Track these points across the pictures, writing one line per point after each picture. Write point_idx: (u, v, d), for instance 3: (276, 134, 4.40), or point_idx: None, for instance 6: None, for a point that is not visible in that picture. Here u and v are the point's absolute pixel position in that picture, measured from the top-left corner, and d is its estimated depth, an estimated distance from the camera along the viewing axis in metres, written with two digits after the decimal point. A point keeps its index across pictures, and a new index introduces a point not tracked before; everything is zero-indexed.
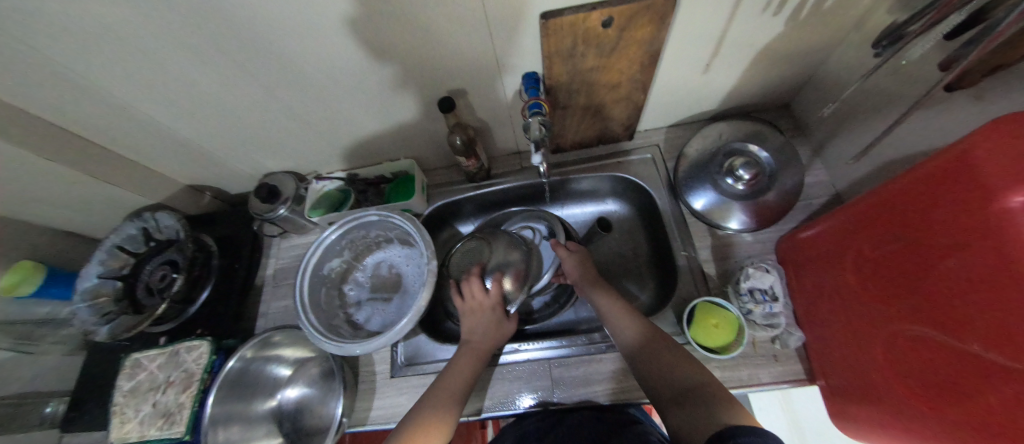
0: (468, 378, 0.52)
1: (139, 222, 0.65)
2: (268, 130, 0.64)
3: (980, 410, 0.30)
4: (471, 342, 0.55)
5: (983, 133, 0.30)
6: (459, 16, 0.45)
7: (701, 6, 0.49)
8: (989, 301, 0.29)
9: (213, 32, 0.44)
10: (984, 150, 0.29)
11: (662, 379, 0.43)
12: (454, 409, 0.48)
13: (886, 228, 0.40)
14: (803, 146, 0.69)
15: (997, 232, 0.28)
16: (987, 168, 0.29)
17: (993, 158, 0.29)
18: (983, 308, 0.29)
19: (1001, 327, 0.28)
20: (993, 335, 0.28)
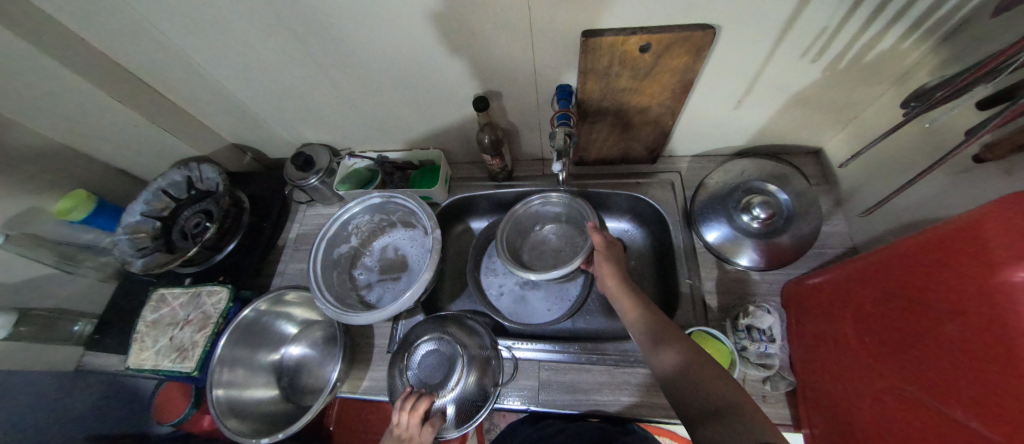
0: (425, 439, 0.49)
1: (184, 171, 0.70)
2: (313, 105, 0.68)
3: None
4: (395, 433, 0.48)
5: (994, 206, 0.31)
6: (505, 22, 0.48)
7: (739, 45, 0.51)
8: (983, 371, 0.30)
9: (282, 8, 0.48)
10: (993, 224, 0.31)
11: (694, 394, 0.38)
12: None
13: (886, 286, 0.41)
14: (826, 195, 0.69)
15: (996, 305, 0.30)
16: (993, 241, 0.30)
17: (1001, 232, 0.30)
18: (976, 376, 0.31)
19: (995, 397, 0.29)
20: (984, 404, 0.30)
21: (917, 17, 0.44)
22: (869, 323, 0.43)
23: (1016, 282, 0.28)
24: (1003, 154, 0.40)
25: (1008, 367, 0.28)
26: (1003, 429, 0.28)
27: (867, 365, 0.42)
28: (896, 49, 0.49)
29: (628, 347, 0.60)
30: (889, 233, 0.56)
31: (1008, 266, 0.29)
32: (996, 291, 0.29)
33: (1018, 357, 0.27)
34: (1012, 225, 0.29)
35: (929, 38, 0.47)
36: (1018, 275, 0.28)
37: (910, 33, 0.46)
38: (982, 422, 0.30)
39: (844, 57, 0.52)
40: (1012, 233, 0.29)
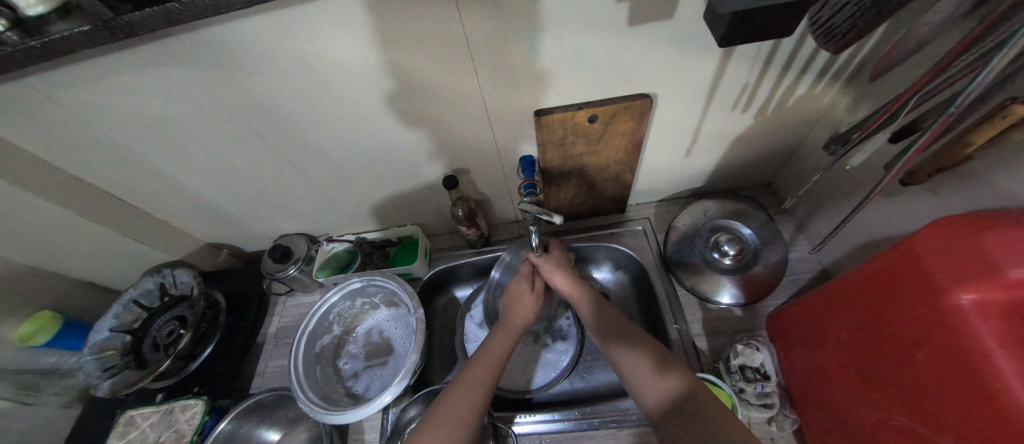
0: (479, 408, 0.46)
1: (157, 278, 0.68)
2: (288, 197, 0.70)
3: None
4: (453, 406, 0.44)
5: (926, 232, 0.35)
6: (462, 106, 0.53)
7: (678, 104, 0.56)
8: (959, 394, 0.31)
9: (255, 117, 0.52)
10: (929, 249, 0.34)
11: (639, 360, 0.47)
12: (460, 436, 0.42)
13: (852, 315, 0.43)
14: (787, 222, 0.72)
15: (951, 326, 0.32)
16: (933, 265, 0.33)
17: (937, 256, 0.33)
18: (955, 400, 0.32)
19: (979, 421, 0.30)
20: (969, 430, 0.30)
21: (818, 68, 0.50)
22: (846, 352, 0.44)
23: (965, 304, 0.31)
24: (925, 177, 0.44)
25: (983, 388, 0.29)
26: None
27: (857, 395, 0.43)
28: (811, 94, 0.55)
29: (627, 405, 0.58)
30: (850, 254, 0.59)
31: (952, 289, 0.31)
32: (949, 313, 0.32)
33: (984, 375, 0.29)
34: (949, 252, 0.32)
35: (836, 84, 0.53)
36: (965, 297, 0.31)
37: (817, 81, 0.53)
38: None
39: (770, 106, 0.58)
40: (949, 255, 0.32)
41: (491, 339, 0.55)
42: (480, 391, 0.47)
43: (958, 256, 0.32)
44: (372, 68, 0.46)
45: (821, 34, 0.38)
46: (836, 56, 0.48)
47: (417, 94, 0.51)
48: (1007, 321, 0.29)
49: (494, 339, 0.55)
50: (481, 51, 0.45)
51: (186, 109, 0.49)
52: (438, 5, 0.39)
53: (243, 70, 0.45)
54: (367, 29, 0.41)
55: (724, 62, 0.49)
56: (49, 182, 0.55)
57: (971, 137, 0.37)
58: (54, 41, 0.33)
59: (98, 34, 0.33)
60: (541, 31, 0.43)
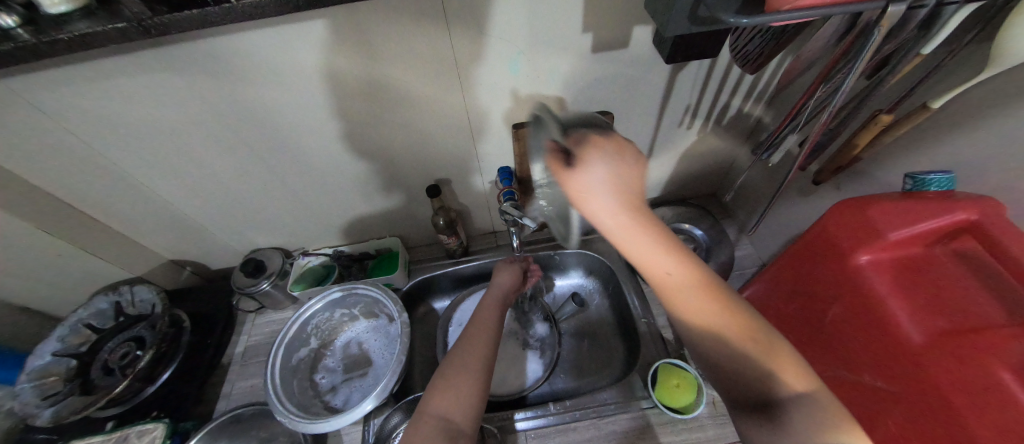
0: (486, 359, 0.47)
1: (113, 296, 0.64)
2: (265, 208, 0.69)
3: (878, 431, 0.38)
4: (465, 354, 0.46)
5: (830, 214, 0.45)
6: (448, 120, 0.59)
7: (635, 121, 0.66)
8: (866, 335, 0.40)
9: (244, 125, 0.54)
10: (833, 224, 0.44)
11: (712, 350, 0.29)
12: (475, 383, 0.43)
13: (785, 288, 0.52)
14: (731, 225, 0.83)
15: (854, 283, 0.41)
16: (837, 236, 0.43)
17: (839, 229, 0.43)
18: (863, 341, 0.40)
19: (882, 356, 0.38)
20: (876, 364, 0.38)
21: (743, 91, 0.62)
22: (783, 324, 0.52)
23: (863, 262, 0.40)
24: (830, 175, 0.55)
25: (881, 327, 0.38)
26: (898, 378, 0.36)
27: None
28: (739, 113, 0.67)
29: (605, 396, 0.61)
30: (782, 247, 0.69)
31: (853, 253, 0.41)
32: (853, 271, 0.41)
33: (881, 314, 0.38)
34: (847, 225, 0.42)
35: (756, 106, 0.65)
36: (862, 257, 0.40)
37: (743, 103, 0.64)
38: (883, 381, 0.37)
39: (710, 123, 0.68)
40: (846, 227, 0.42)
41: (480, 310, 0.57)
42: (483, 346, 0.48)
43: (852, 228, 0.42)
44: (369, 81, 0.50)
45: (740, 59, 0.48)
46: (754, 83, 0.59)
47: (406, 106, 0.55)
48: (892, 274, 0.39)
49: (485, 307, 0.57)
50: (468, 68, 0.51)
51: (174, 115, 0.50)
52: (433, 27, 0.45)
53: (241, 79, 0.47)
54: (371, 47, 0.46)
55: (670, 85, 0.59)
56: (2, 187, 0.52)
57: (856, 140, 0.47)
58: (75, 36, 0.34)
59: (130, 30, 0.34)
60: (518, 54, 0.51)
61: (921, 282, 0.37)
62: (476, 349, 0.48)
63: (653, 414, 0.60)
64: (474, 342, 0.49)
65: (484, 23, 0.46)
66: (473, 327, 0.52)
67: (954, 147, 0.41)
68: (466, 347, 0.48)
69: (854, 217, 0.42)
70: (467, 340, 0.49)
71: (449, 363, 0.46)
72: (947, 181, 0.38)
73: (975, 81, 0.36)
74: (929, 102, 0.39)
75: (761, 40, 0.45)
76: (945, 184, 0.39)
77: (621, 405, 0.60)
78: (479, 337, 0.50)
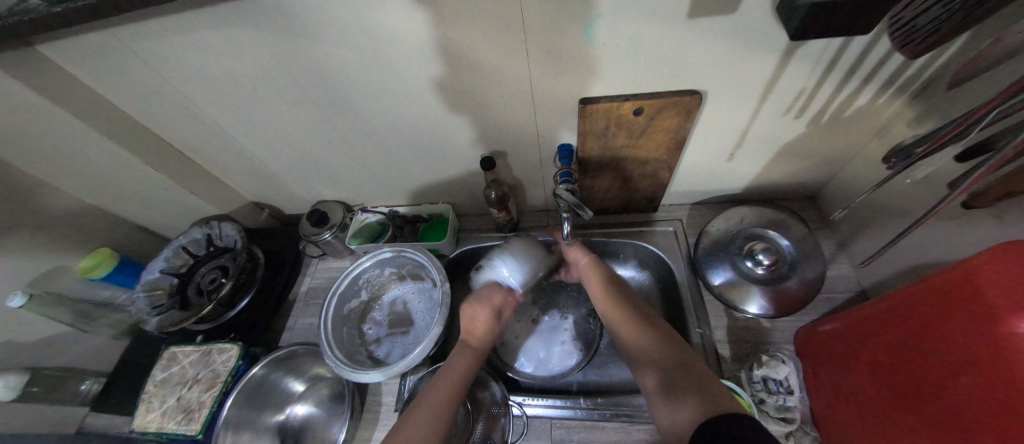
0: (430, 434, 0.45)
1: (205, 228, 0.73)
2: (329, 164, 0.73)
3: None
4: (405, 429, 0.45)
5: (988, 254, 0.33)
6: (510, 89, 0.54)
7: (727, 105, 0.55)
8: (1001, 423, 0.31)
9: (312, 83, 0.54)
10: (989, 271, 0.32)
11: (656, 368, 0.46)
12: None
13: (896, 332, 0.42)
14: (827, 238, 0.70)
15: (1002, 356, 0.31)
16: (990, 289, 0.32)
17: (995, 279, 0.32)
18: (995, 430, 0.31)
19: None
20: None
21: (886, 77, 0.48)
22: (885, 373, 0.43)
23: (1019, 331, 0.29)
24: (994, 201, 0.42)
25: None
26: None
27: (894, 418, 0.41)
28: (872, 105, 0.52)
29: (642, 402, 0.58)
30: (895, 276, 0.56)
31: (1008, 317, 0.30)
32: (1002, 339, 0.31)
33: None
34: (1014, 277, 0.30)
35: (900, 97, 0.50)
36: (1019, 325, 0.29)
37: (882, 92, 0.50)
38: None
39: (828, 113, 0.55)
40: (1008, 279, 0.31)
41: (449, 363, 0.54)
42: (433, 413, 0.47)
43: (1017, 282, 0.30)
44: (433, 45, 0.47)
45: (901, 36, 0.36)
46: (907, 66, 0.45)
47: (467, 72, 0.51)
48: None
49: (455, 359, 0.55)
50: (537, 32, 0.45)
51: (251, 69, 0.52)
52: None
53: (308, 36, 0.47)
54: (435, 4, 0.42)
55: (784, 63, 0.48)
56: (120, 126, 0.59)
57: None
58: None
59: None
60: (598, 18, 0.43)
61: None
62: (423, 417, 0.46)
63: None
64: (427, 405, 0.48)
65: None
66: (436, 382, 0.51)
67: None
68: (417, 415, 0.47)
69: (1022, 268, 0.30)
70: (419, 403, 0.48)
71: (395, 432, 0.45)
72: None
73: None
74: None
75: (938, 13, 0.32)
76: None
77: None
78: (434, 400, 0.49)
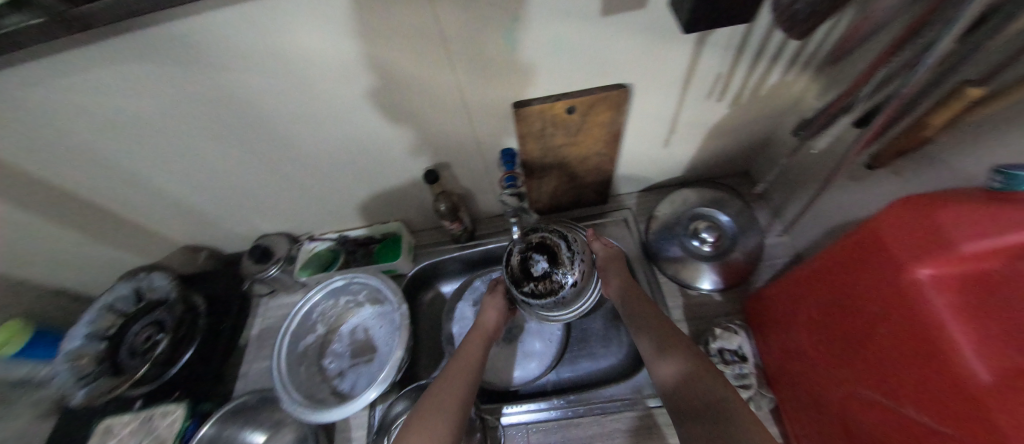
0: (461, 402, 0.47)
1: (132, 281, 0.66)
2: (264, 195, 0.68)
3: None
4: (438, 397, 0.47)
5: (893, 213, 0.37)
6: (441, 99, 0.53)
7: (654, 94, 0.57)
8: (915, 361, 0.34)
9: (227, 113, 0.51)
10: (893, 226, 0.36)
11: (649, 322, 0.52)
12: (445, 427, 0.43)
13: (822, 293, 0.46)
14: (763, 209, 0.74)
15: (910, 302, 0.34)
16: (895, 242, 0.36)
17: (900, 233, 0.36)
18: (912, 369, 0.34)
19: (932, 390, 0.32)
20: (925, 398, 0.33)
21: (789, 56, 0.51)
22: (817, 331, 0.47)
23: (923, 277, 0.33)
24: (890, 159, 0.46)
25: (936, 358, 0.32)
26: (949, 419, 0.31)
27: (829, 372, 0.45)
28: (782, 82, 0.56)
29: (611, 392, 0.59)
30: (823, 237, 0.61)
31: (913, 265, 0.34)
32: (908, 286, 0.34)
33: (936, 343, 0.32)
34: (912, 229, 0.35)
35: (804, 72, 0.54)
36: (923, 272, 0.33)
37: (788, 69, 0.54)
38: (933, 418, 0.32)
39: (745, 93, 0.58)
40: (911, 232, 0.35)
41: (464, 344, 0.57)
42: (461, 383, 0.49)
43: (915, 234, 0.34)
44: (350, 63, 0.46)
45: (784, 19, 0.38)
46: (804, 44, 0.49)
47: (390, 86, 0.50)
48: (963, 292, 0.31)
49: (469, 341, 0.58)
50: (456, 41, 0.45)
51: (152, 106, 0.48)
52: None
53: (211, 65, 0.43)
54: (345, 22, 0.41)
55: (697, 52, 0.50)
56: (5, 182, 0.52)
57: (929, 118, 0.39)
58: None
59: None
60: (514, 22, 0.43)
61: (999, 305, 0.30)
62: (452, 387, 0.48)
63: (660, 412, 0.57)
64: (454, 377, 0.50)
65: None
66: (455, 360, 0.54)
67: None
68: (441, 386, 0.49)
69: (921, 220, 0.34)
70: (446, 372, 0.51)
71: (423, 403, 0.46)
72: None
73: None
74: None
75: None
76: None
77: (627, 402, 0.58)
78: (457, 372, 0.51)
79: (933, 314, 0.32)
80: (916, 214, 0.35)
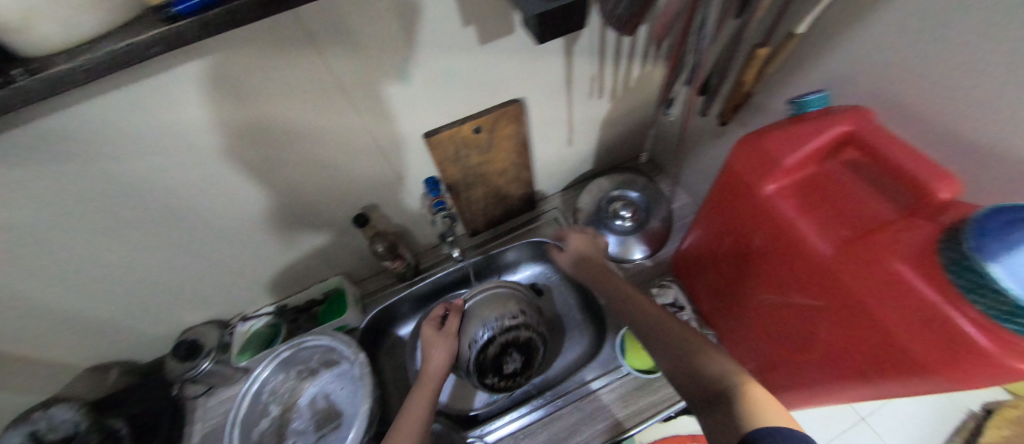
0: None
1: (24, 427, 0.54)
2: (180, 285, 0.62)
3: (828, 347, 0.41)
4: None
5: (738, 148, 0.45)
6: (352, 144, 0.55)
7: (547, 102, 0.65)
8: (788, 259, 0.42)
9: (119, 203, 0.47)
10: (740, 157, 0.44)
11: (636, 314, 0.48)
12: None
13: (714, 229, 0.54)
14: (665, 180, 0.85)
15: (769, 214, 0.43)
16: (742, 170, 0.44)
17: (745, 161, 0.44)
18: (789, 266, 0.42)
19: (807, 278, 0.40)
20: (804, 286, 0.41)
21: (640, 51, 0.62)
22: (722, 263, 0.55)
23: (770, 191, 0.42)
24: (731, 114, 0.56)
25: (801, 250, 0.40)
26: (825, 294, 0.39)
27: (739, 292, 0.53)
28: (644, 73, 0.68)
29: (582, 376, 0.62)
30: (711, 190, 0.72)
31: (761, 185, 0.42)
32: (762, 201, 0.43)
33: (798, 239, 0.40)
34: (750, 159, 0.43)
35: (657, 62, 0.66)
36: (769, 187, 0.42)
37: (644, 62, 0.65)
38: (816, 298, 0.40)
39: (620, 87, 0.69)
40: (753, 157, 0.43)
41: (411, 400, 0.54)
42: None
43: (754, 160, 0.43)
44: (248, 124, 0.46)
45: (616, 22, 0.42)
46: (648, 40, 0.60)
47: (295, 140, 0.51)
48: (794, 196, 0.41)
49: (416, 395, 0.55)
50: (354, 88, 0.49)
51: (20, 216, 0.42)
52: (298, 52, 0.42)
53: (91, 155, 0.40)
54: (237, 86, 0.41)
55: (568, 59, 0.59)
56: None
57: (742, 77, 0.50)
58: None
59: None
60: (404, 62, 0.48)
61: (824, 195, 0.40)
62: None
63: (629, 379, 0.61)
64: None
65: (354, 39, 0.43)
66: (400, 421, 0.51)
67: (825, 65, 0.44)
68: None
69: (755, 148, 0.43)
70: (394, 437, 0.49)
71: None
72: (822, 99, 0.40)
73: (823, 2, 0.38)
74: (795, 29, 0.41)
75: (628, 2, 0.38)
76: (821, 102, 0.41)
77: (598, 381, 0.61)
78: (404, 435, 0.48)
79: (787, 217, 0.41)
80: (750, 145, 0.44)
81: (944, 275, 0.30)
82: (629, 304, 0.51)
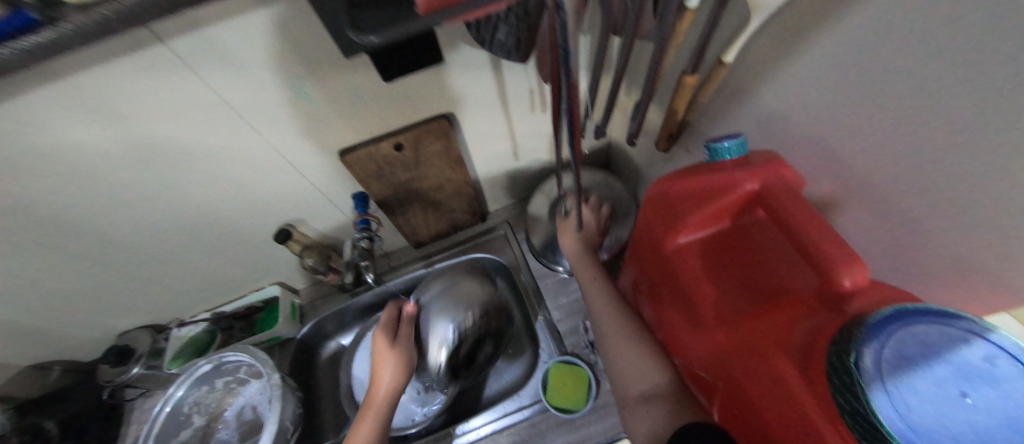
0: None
1: None
2: (107, 294, 0.63)
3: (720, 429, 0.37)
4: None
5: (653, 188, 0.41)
6: (260, 163, 0.52)
7: (480, 117, 0.60)
8: (693, 321, 0.38)
9: (12, 224, 0.46)
10: (656, 200, 0.41)
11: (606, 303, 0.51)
12: None
13: (637, 273, 0.50)
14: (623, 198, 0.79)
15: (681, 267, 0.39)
16: (657, 216, 0.41)
17: (663, 202, 0.40)
18: (692, 330, 0.38)
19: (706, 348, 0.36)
20: (701, 355, 0.37)
21: None
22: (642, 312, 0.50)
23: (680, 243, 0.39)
24: (667, 144, 0.50)
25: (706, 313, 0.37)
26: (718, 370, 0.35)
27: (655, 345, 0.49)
28: None
29: (503, 406, 0.61)
30: None
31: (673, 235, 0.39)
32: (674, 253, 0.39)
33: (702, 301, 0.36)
34: (664, 204, 0.40)
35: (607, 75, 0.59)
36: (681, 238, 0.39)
37: None
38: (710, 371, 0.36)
39: None
40: (669, 201, 0.39)
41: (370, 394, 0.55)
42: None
43: (669, 205, 0.39)
44: (132, 145, 0.43)
45: (499, 52, 0.39)
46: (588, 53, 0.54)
47: (194, 160, 0.48)
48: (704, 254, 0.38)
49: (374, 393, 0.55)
50: (247, 108, 0.45)
51: None
52: (173, 75, 0.38)
53: None
54: (114, 111, 0.39)
55: (498, 74, 0.53)
56: None
57: (674, 106, 0.44)
58: None
59: None
60: (301, 81, 0.44)
61: (739, 257, 0.37)
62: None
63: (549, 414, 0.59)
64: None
65: (231, 59, 0.38)
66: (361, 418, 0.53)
67: (763, 99, 0.38)
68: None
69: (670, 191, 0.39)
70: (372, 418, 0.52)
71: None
72: (739, 146, 0.35)
73: (748, 32, 0.32)
74: (725, 57, 0.35)
75: (509, 29, 0.36)
76: (736, 149, 0.35)
77: (517, 415, 0.59)
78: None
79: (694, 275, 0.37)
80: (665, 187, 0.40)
81: (826, 385, 0.25)
82: (598, 299, 0.52)
